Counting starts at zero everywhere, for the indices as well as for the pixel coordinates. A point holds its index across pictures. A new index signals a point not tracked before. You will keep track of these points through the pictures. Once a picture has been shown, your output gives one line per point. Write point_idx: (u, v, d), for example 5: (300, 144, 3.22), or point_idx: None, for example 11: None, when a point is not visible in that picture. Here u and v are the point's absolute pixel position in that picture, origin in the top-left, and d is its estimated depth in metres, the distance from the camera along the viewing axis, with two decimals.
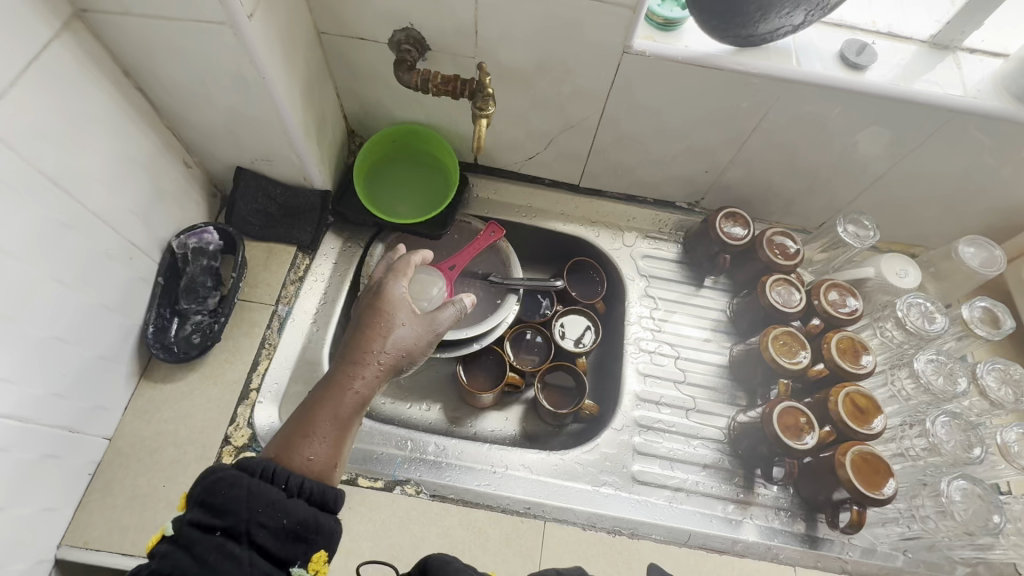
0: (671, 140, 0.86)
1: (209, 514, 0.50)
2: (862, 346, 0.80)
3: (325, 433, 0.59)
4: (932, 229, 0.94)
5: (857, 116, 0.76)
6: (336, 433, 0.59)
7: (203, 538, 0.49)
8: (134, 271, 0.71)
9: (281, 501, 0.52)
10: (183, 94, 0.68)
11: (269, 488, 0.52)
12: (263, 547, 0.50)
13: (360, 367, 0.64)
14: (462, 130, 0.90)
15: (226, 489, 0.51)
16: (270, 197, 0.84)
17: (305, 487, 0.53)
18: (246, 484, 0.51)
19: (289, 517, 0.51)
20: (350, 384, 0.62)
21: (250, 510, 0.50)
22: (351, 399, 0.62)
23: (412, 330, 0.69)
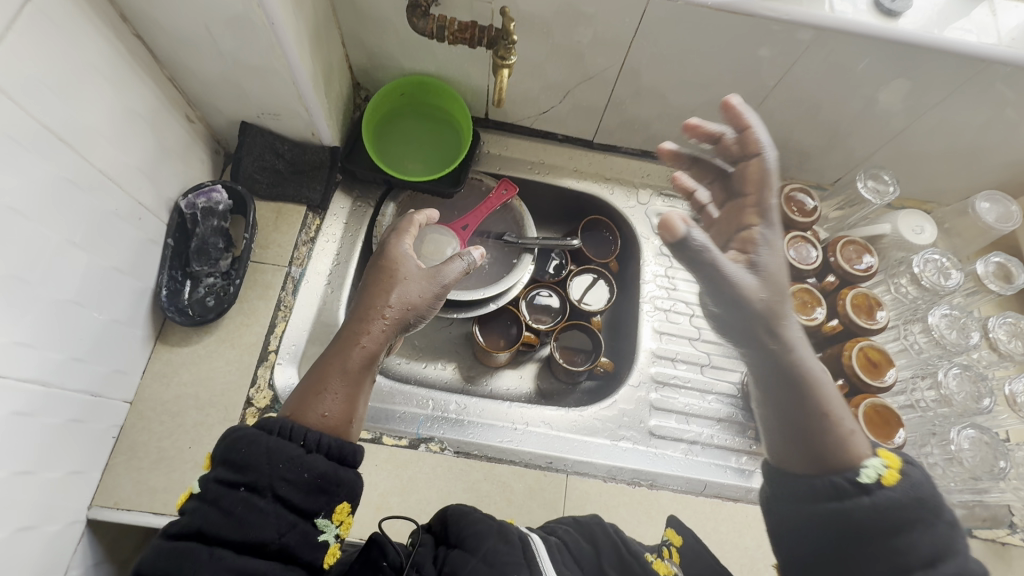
0: (691, 93, 0.83)
1: (232, 471, 0.50)
2: (876, 302, 0.81)
3: (336, 389, 0.59)
4: (947, 184, 0.94)
5: (886, 67, 0.74)
6: (348, 389, 0.60)
7: (228, 494, 0.49)
8: (144, 232, 0.68)
9: (300, 458, 0.52)
10: (185, 42, 0.64)
11: (288, 443, 0.52)
12: (287, 500, 0.50)
13: (367, 323, 0.63)
14: (475, 82, 0.86)
15: (247, 446, 0.51)
16: (277, 154, 0.81)
17: (324, 443, 0.54)
18: (264, 441, 0.52)
19: (308, 470, 0.52)
20: (359, 341, 0.62)
21: (272, 465, 0.51)
22: (360, 356, 0.62)
23: (418, 285, 0.67)
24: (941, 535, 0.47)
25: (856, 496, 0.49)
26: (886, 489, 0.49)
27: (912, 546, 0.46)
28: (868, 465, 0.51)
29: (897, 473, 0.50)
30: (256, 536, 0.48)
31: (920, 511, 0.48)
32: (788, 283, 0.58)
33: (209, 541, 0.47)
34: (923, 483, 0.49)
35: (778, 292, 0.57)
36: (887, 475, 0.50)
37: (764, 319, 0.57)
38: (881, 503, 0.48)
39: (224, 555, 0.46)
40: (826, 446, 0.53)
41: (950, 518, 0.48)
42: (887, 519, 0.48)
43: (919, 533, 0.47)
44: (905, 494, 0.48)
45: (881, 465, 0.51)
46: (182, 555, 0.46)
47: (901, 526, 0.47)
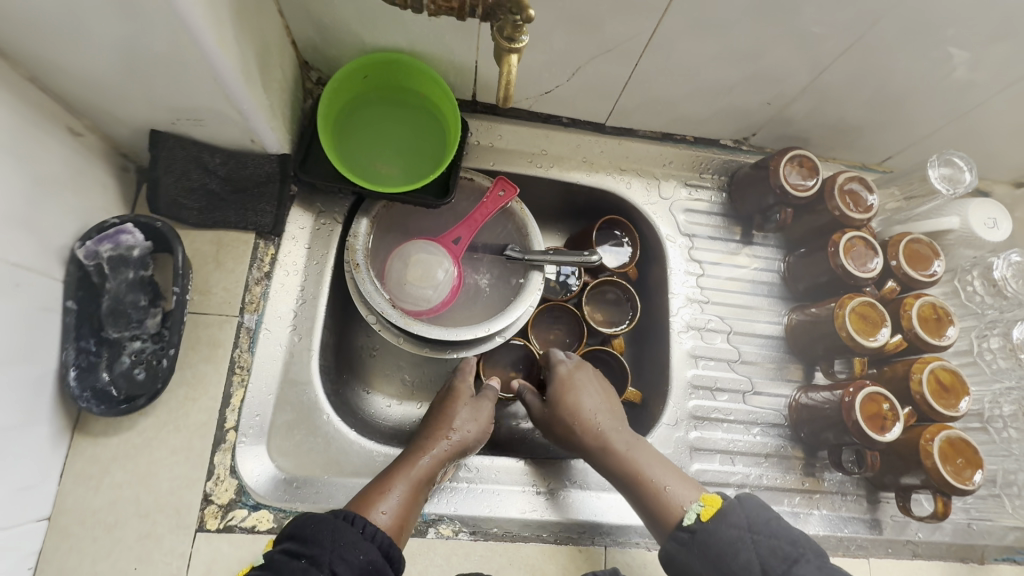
0: (734, 67, 0.67)
1: (297, 544, 0.49)
2: (945, 313, 0.70)
3: (398, 488, 0.57)
4: (1011, 160, 0.82)
5: (987, 29, 0.58)
6: (408, 491, 0.57)
7: (289, 564, 0.47)
8: (28, 302, 0.50)
9: (357, 539, 0.50)
10: (39, 25, 0.43)
11: (349, 527, 0.51)
12: None
13: (433, 434, 0.63)
14: (460, 57, 0.67)
15: (315, 520, 0.51)
16: (207, 170, 0.61)
17: (378, 536, 0.51)
18: (330, 518, 0.51)
19: (363, 553, 0.50)
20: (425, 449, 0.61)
21: (334, 542, 0.49)
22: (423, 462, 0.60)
23: (481, 401, 0.67)
24: (767, 547, 0.54)
25: (688, 540, 0.56)
26: (707, 526, 0.56)
27: (740, 565, 0.53)
28: (687, 510, 0.58)
29: (715, 508, 0.58)
30: None
31: (740, 533, 0.55)
32: (574, 394, 0.67)
33: None
34: (741, 511, 0.56)
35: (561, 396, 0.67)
36: (704, 513, 0.57)
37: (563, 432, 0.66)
38: (705, 537, 0.56)
39: None
40: (653, 511, 0.60)
41: (776, 530, 0.55)
42: (710, 549, 0.55)
43: (744, 552, 0.54)
44: (722, 523, 0.56)
45: (698, 505, 0.58)
46: None
47: (724, 551, 0.54)
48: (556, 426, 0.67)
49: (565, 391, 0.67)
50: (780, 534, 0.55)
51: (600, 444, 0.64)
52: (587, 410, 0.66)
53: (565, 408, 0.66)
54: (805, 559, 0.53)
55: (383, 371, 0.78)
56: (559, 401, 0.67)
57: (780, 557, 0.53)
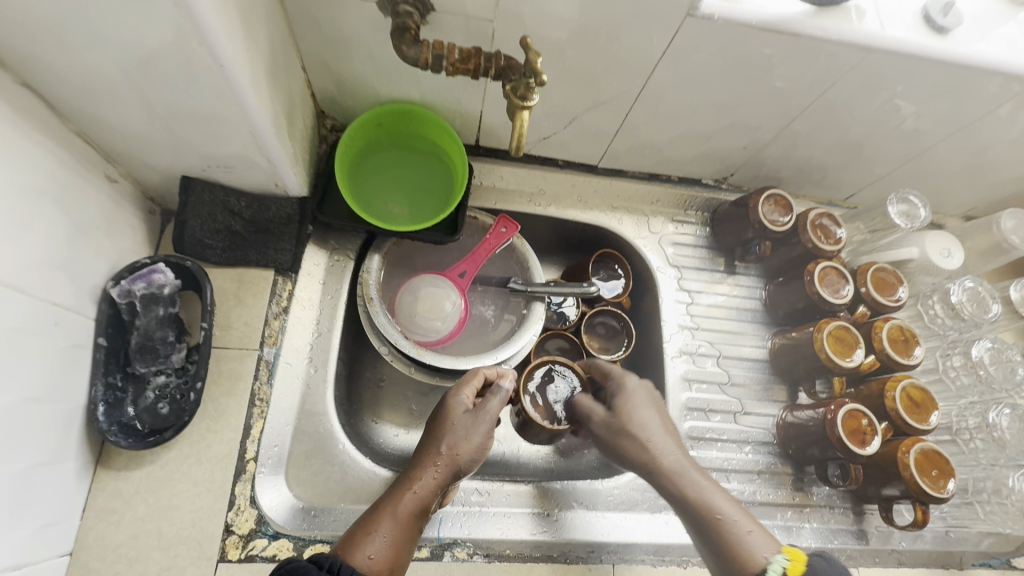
0: (714, 117, 0.74)
1: None
2: (911, 335, 0.77)
3: (384, 528, 0.51)
4: (959, 196, 0.91)
5: (929, 88, 0.67)
6: (396, 529, 0.52)
7: None
8: (64, 339, 0.52)
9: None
10: (96, 89, 0.47)
11: None
12: None
13: (428, 461, 0.57)
14: (467, 108, 0.73)
15: (297, 574, 0.44)
16: (233, 213, 0.65)
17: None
18: (315, 571, 0.45)
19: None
20: (419, 479, 0.55)
21: None
22: (416, 495, 0.54)
23: (475, 415, 0.59)
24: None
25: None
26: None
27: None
28: (771, 560, 0.51)
29: (803, 565, 0.50)
30: None
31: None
32: (646, 415, 0.63)
33: None
34: (832, 573, 0.50)
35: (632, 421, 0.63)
36: (792, 569, 0.50)
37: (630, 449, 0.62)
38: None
39: None
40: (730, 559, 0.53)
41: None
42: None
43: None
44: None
45: (784, 558, 0.51)
46: None
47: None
48: (619, 441, 0.62)
49: (632, 414, 0.63)
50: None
51: (675, 470, 0.60)
52: (657, 440, 0.62)
53: (633, 425, 0.62)
54: None
55: (391, 401, 0.80)
56: (628, 419, 0.63)
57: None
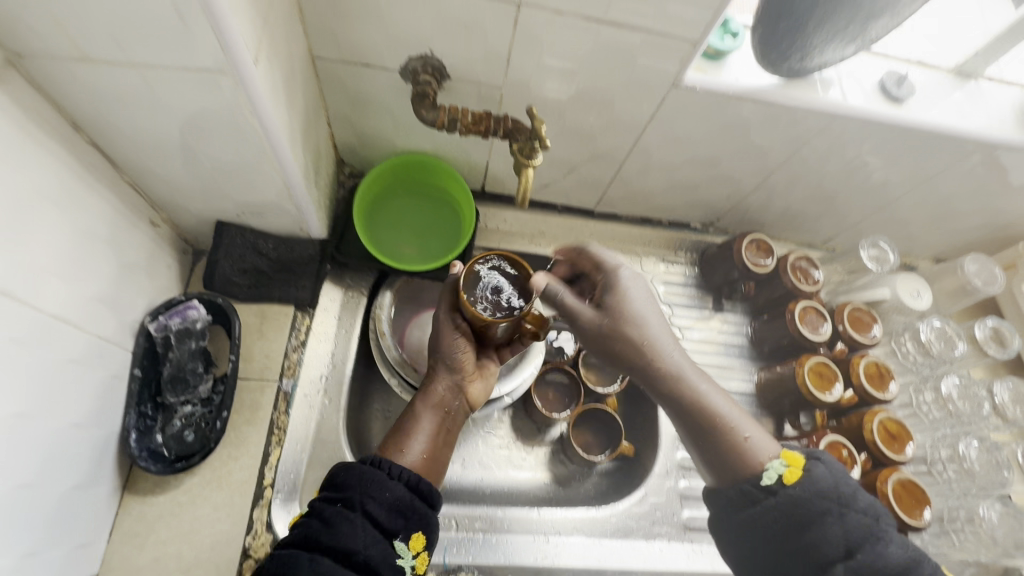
0: (699, 169, 0.82)
1: (332, 490, 0.51)
2: (887, 371, 0.82)
3: (415, 436, 0.60)
4: (926, 241, 0.99)
5: (890, 148, 0.75)
6: (425, 435, 0.60)
7: (327, 508, 0.50)
8: (106, 370, 0.57)
9: (384, 480, 0.52)
10: (155, 149, 0.54)
11: (376, 469, 0.52)
12: (375, 519, 0.50)
13: (436, 370, 0.65)
14: (475, 157, 0.80)
15: (345, 467, 0.53)
16: (260, 254, 0.71)
17: (404, 474, 0.53)
18: (359, 463, 0.53)
19: (390, 491, 0.51)
20: (434, 386, 0.64)
21: (363, 483, 0.51)
22: (436, 398, 0.63)
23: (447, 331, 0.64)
24: (852, 523, 0.52)
25: (764, 501, 0.55)
26: (790, 488, 0.54)
27: (823, 535, 0.51)
28: (767, 467, 0.56)
29: (800, 470, 0.55)
30: (348, 546, 0.47)
31: (828, 506, 0.53)
32: (641, 308, 0.63)
33: (310, 549, 0.47)
34: (828, 480, 0.54)
35: (624, 320, 0.63)
36: (787, 475, 0.55)
37: (621, 345, 0.63)
38: (788, 501, 0.54)
39: (322, 562, 0.46)
40: (729, 461, 0.58)
41: (861, 504, 0.53)
42: (796, 514, 0.53)
43: (830, 525, 0.52)
44: (806, 488, 0.54)
45: (781, 464, 0.56)
46: (285, 562, 0.46)
47: (809, 522, 0.52)
48: (612, 340, 0.63)
49: (624, 308, 0.63)
50: (866, 510, 0.53)
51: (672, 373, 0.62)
52: (653, 340, 0.62)
53: (627, 321, 0.62)
54: (886, 538, 0.51)
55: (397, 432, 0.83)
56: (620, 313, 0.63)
57: (864, 532, 0.51)
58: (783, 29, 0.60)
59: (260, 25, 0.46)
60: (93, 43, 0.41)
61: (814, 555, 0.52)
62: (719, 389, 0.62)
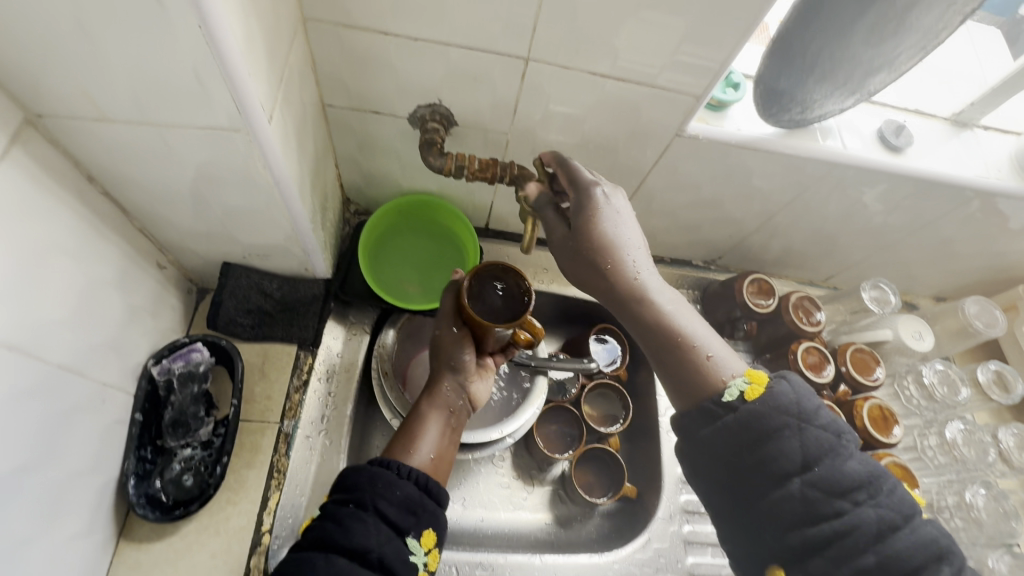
0: (702, 211, 0.83)
1: (343, 492, 0.53)
2: (892, 415, 0.81)
3: (422, 435, 0.62)
4: (927, 280, 0.99)
5: (890, 194, 0.76)
6: (432, 432, 0.63)
7: (339, 510, 0.51)
8: (109, 415, 0.56)
9: (394, 479, 0.54)
10: (165, 198, 0.54)
11: (385, 470, 0.55)
12: (387, 517, 0.51)
13: (441, 371, 0.67)
14: (479, 197, 0.81)
15: (354, 470, 0.55)
16: (264, 293, 0.71)
17: (413, 473, 0.56)
18: (368, 466, 0.55)
19: (400, 490, 0.54)
20: (439, 387, 0.66)
21: (373, 484, 0.53)
22: (441, 398, 0.66)
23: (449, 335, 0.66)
24: (813, 439, 0.48)
25: (724, 415, 0.50)
26: (749, 404, 0.50)
27: (781, 450, 0.47)
28: (730, 384, 0.52)
29: (761, 387, 0.50)
30: (363, 545, 0.49)
31: (787, 420, 0.48)
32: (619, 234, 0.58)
33: (325, 549, 0.48)
34: (791, 394, 0.49)
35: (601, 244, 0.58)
36: (749, 392, 0.50)
37: (599, 267, 0.58)
38: (746, 417, 0.49)
39: (337, 560, 0.47)
40: (694, 380, 0.54)
41: (824, 420, 0.49)
42: (754, 428, 0.49)
43: (787, 439, 0.48)
44: (770, 406, 0.49)
45: (743, 382, 0.51)
46: (302, 564, 0.47)
47: (767, 434, 0.48)
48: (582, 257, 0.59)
49: (606, 235, 0.57)
50: (828, 426, 0.49)
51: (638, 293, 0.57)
52: (621, 263, 0.57)
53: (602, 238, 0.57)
54: (847, 454, 0.48)
55: None
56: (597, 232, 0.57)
57: (823, 448, 0.48)
58: (782, 86, 0.62)
59: (275, 83, 0.47)
60: (112, 104, 0.42)
61: (771, 467, 0.48)
62: (689, 311, 0.58)
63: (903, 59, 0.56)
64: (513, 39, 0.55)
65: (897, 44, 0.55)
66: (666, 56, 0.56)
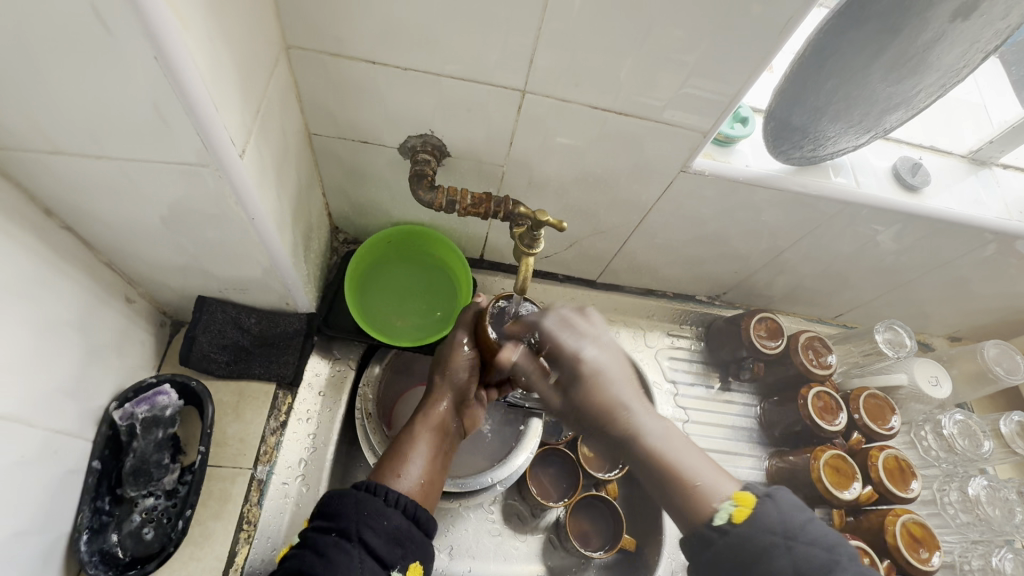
0: (707, 247, 0.79)
1: (324, 518, 0.47)
2: (909, 467, 0.76)
3: (413, 455, 0.59)
4: (941, 320, 0.95)
5: (905, 234, 0.73)
6: (425, 454, 0.59)
7: (320, 539, 0.46)
8: (62, 465, 0.52)
9: (382, 507, 0.49)
10: (131, 233, 0.51)
11: (372, 496, 0.49)
12: (373, 549, 0.46)
13: (439, 392, 0.65)
14: (473, 228, 0.77)
15: (338, 494, 0.49)
16: (241, 329, 0.67)
17: (401, 501, 0.50)
18: (353, 490, 0.49)
19: (388, 520, 0.48)
20: (434, 409, 0.64)
21: (359, 512, 0.47)
22: (435, 420, 0.63)
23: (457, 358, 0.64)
24: (803, 555, 0.46)
25: (716, 539, 0.49)
26: (738, 528, 0.49)
27: (773, 572, 0.45)
28: (719, 508, 0.51)
29: (750, 509, 0.49)
30: None
31: (776, 538, 0.47)
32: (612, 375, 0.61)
33: None
34: (776, 512, 0.48)
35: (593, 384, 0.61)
36: (736, 515, 0.49)
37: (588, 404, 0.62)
38: (736, 542, 0.48)
39: None
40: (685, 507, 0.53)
41: (811, 534, 0.47)
42: (742, 552, 0.47)
43: (777, 557, 0.46)
44: (758, 526, 0.48)
45: (730, 504, 0.50)
46: None
47: (757, 557, 0.46)
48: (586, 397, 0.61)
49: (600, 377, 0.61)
50: (817, 539, 0.46)
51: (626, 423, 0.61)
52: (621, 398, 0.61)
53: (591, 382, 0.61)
54: (841, 567, 0.45)
55: None
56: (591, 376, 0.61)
57: (815, 565, 0.45)
58: (796, 122, 0.58)
59: (250, 114, 0.44)
60: (65, 136, 0.39)
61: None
62: (674, 434, 0.60)
63: (921, 97, 0.54)
64: (508, 70, 0.52)
65: (916, 83, 0.52)
66: (671, 90, 0.53)
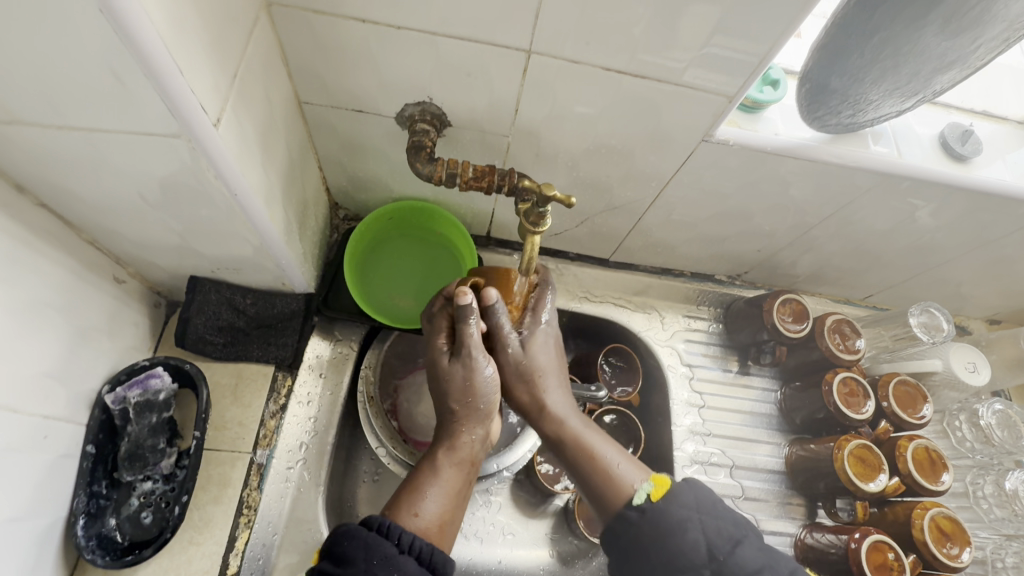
0: (729, 224, 0.74)
1: (334, 565, 0.42)
2: (940, 458, 0.71)
3: (433, 488, 0.50)
4: (980, 302, 0.89)
5: (949, 211, 0.67)
6: (447, 488, 0.51)
7: None
8: (53, 450, 0.51)
9: (394, 554, 0.42)
10: (111, 210, 0.48)
11: (385, 541, 0.43)
12: None
13: (465, 417, 0.55)
14: (479, 205, 0.73)
15: (347, 535, 0.43)
16: (237, 310, 0.64)
17: (416, 545, 0.44)
18: (363, 531, 0.43)
19: (399, 568, 0.42)
20: (463, 435, 0.55)
21: (368, 558, 0.41)
22: (464, 447, 0.55)
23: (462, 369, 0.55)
24: (712, 528, 0.50)
25: (635, 519, 0.51)
26: (654, 505, 0.52)
27: (686, 543, 0.49)
28: (637, 489, 0.53)
29: (665, 489, 0.53)
30: None
31: (690, 514, 0.51)
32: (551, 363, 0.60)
33: None
34: (689, 491, 0.52)
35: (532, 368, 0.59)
36: (654, 493, 0.52)
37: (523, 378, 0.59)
38: (651, 520, 0.51)
39: None
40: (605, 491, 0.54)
41: (721, 513, 0.51)
42: (658, 528, 0.50)
43: (690, 532, 0.50)
44: (672, 502, 0.51)
45: (648, 486, 0.53)
46: None
47: (670, 531, 0.50)
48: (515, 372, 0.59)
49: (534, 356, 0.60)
50: (725, 516, 0.51)
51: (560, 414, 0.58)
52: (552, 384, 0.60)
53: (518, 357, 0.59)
54: (748, 540, 0.50)
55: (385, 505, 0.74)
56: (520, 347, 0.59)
57: (725, 538, 0.50)
58: (835, 85, 0.52)
59: (226, 80, 0.40)
60: (22, 101, 0.35)
61: (681, 562, 0.49)
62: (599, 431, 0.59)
63: (978, 55, 0.47)
64: (511, 29, 0.47)
65: (975, 39, 0.45)
66: (693, 49, 0.47)
